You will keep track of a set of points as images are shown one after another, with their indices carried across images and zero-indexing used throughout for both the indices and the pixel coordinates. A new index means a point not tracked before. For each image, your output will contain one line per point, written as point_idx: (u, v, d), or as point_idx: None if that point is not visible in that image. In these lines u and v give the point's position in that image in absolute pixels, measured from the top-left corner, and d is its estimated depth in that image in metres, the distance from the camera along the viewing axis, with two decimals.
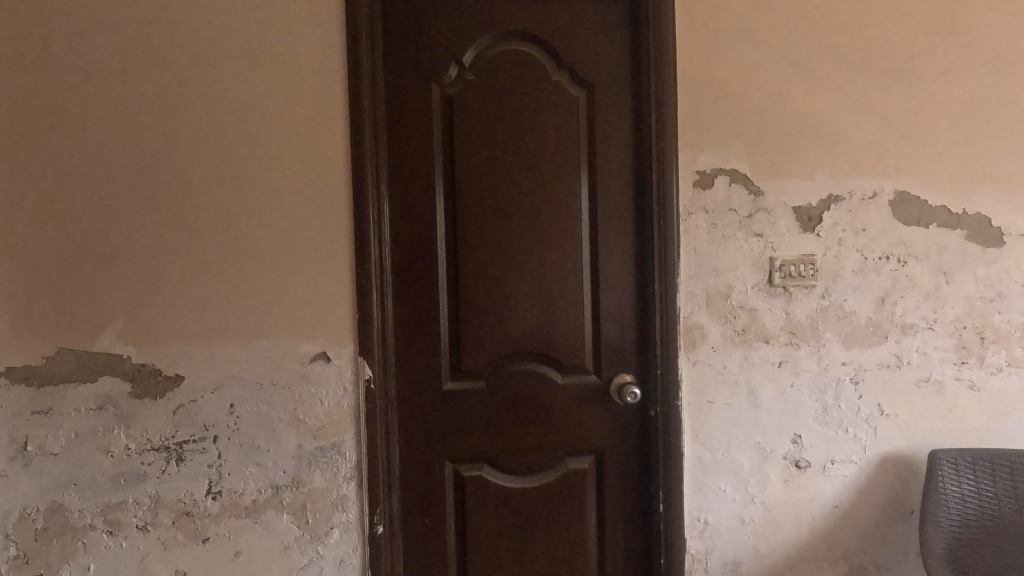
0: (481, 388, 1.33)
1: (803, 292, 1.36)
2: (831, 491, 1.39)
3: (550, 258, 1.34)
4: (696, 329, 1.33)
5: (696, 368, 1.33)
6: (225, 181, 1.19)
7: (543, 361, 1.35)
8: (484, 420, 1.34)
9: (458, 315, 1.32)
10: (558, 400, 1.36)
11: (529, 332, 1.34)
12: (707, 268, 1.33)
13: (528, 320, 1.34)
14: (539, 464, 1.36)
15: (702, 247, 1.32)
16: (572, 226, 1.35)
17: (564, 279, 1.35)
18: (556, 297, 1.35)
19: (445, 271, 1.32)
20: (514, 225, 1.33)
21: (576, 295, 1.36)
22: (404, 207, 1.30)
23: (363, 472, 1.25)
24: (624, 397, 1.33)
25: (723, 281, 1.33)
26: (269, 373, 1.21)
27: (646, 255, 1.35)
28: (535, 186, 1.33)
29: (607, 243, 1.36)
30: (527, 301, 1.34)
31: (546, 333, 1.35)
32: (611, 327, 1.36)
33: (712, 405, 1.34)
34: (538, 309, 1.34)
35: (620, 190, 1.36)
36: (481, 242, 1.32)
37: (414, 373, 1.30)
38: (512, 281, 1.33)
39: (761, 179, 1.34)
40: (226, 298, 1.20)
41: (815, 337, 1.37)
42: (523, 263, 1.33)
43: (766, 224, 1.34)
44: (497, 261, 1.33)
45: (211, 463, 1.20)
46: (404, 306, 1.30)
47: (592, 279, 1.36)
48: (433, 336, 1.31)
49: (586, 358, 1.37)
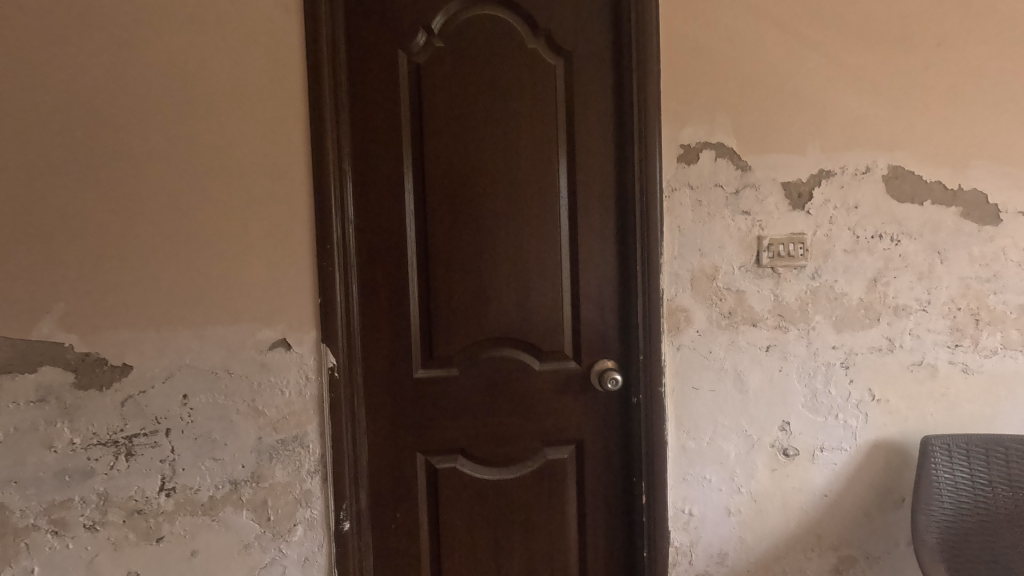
0: (454, 376, 1.26)
1: (793, 273, 1.30)
2: (820, 480, 1.34)
3: (527, 239, 1.27)
4: (681, 312, 1.26)
5: (680, 353, 1.26)
6: (174, 156, 1.10)
7: (520, 347, 1.28)
8: (458, 409, 1.27)
9: (428, 300, 1.25)
10: (537, 388, 1.29)
11: (505, 317, 1.27)
12: (692, 249, 1.26)
13: (504, 305, 1.27)
14: (516, 455, 1.29)
15: (686, 226, 1.25)
16: (549, 206, 1.27)
17: (541, 261, 1.28)
18: (533, 280, 1.28)
19: (415, 254, 1.24)
20: (487, 203, 1.25)
21: (554, 277, 1.28)
22: (370, 184, 1.21)
23: (328, 466, 1.18)
24: (605, 384, 1.27)
25: (708, 262, 1.26)
26: (224, 362, 1.13)
27: (628, 235, 1.28)
28: (509, 163, 1.25)
29: (587, 223, 1.28)
30: (502, 285, 1.27)
31: (522, 319, 1.28)
32: (591, 311, 1.29)
33: (697, 391, 1.28)
34: (515, 293, 1.27)
35: (600, 166, 1.28)
36: (452, 222, 1.24)
37: (383, 361, 1.23)
38: (486, 263, 1.26)
39: (748, 153, 1.27)
40: (176, 282, 1.11)
41: (805, 320, 1.31)
42: (498, 244, 1.26)
43: (753, 201, 1.27)
44: (470, 242, 1.25)
45: (163, 458, 1.12)
46: (371, 290, 1.22)
47: (571, 261, 1.29)
48: (402, 322, 1.24)
49: (565, 345, 1.30)
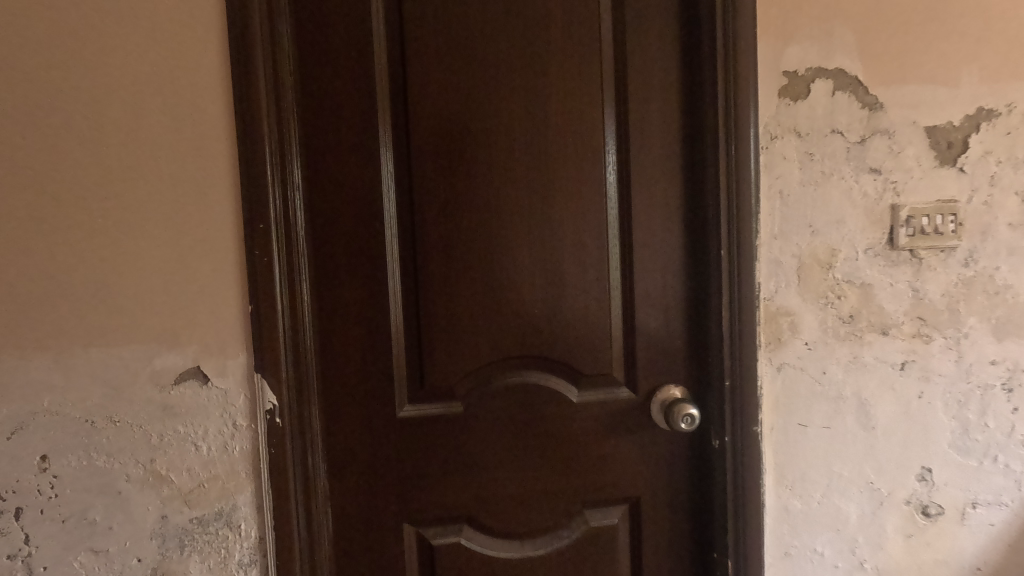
0: (457, 413, 0.88)
1: (939, 257, 0.90)
2: (971, 549, 0.95)
3: (560, 217, 0.88)
4: (783, 317, 0.88)
5: (781, 375, 0.88)
6: (9, 86, 0.70)
7: (551, 372, 0.90)
8: (464, 460, 0.89)
9: (418, 305, 0.86)
10: (574, 428, 0.91)
11: (529, 328, 0.89)
12: (799, 225, 0.87)
13: (528, 310, 0.89)
14: (546, 522, 0.91)
15: (790, 194, 0.86)
16: (591, 167, 0.88)
17: (581, 248, 0.89)
18: (568, 274, 0.89)
19: (398, 238, 0.85)
20: (502, 161, 0.86)
21: (598, 269, 0.90)
22: (328, 135, 0.82)
23: (269, 556, 0.78)
24: (674, 422, 0.88)
25: (822, 245, 0.88)
26: (106, 405, 0.74)
27: (706, 206, 0.88)
28: (534, 104, 0.86)
29: (646, 193, 0.89)
30: (525, 282, 0.88)
31: (554, 330, 0.90)
32: (651, 315, 0.91)
33: (805, 429, 0.90)
34: (543, 292, 0.89)
35: (664, 108, 0.88)
36: (451, 191, 0.85)
37: (353, 395, 0.84)
38: (500, 250, 0.87)
39: (880, 85, 0.87)
40: (21, 285, 0.72)
41: (954, 326, 0.92)
42: (518, 224, 0.87)
43: (886, 155, 0.88)
44: (477, 220, 0.86)
45: (12, 553, 0.73)
46: (334, 292, 0.83)
47: (622, 246, 0.91)
48: (381, 337, 0.85)
49: (614, 365, 0.92)
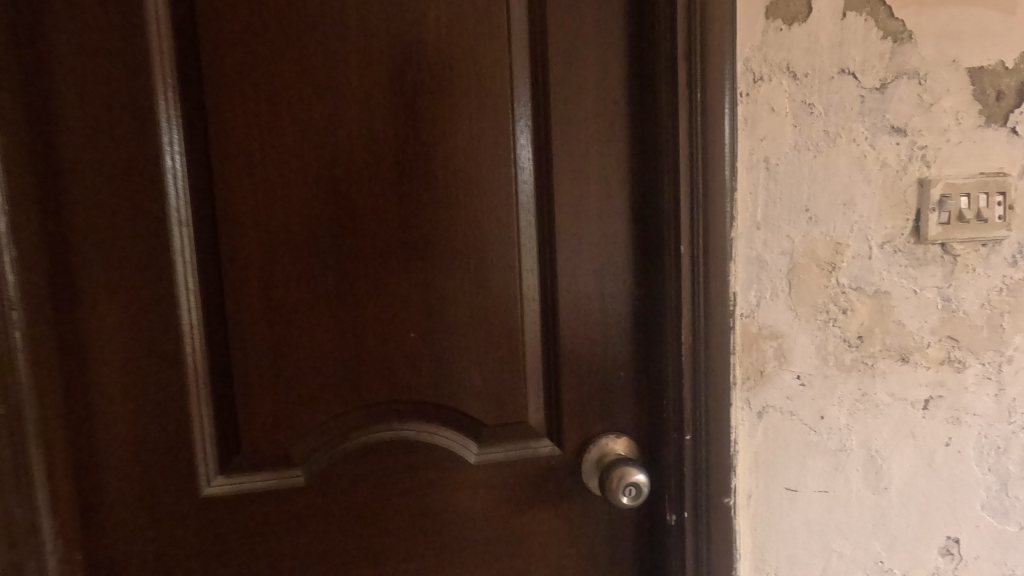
0: (296, 485, 0.61)
1: (981, 254, 0.65)
2: None
3: (446, 201, 0.61)
4: (768, 341, 0.61)
5: (764, 422, 0.62)
6: None
7: (438, 423, 0.63)
8: (310, 549, 0.62)
9: (233, 332, 0.58)
10: (472, 500, 0.64)
11: (403, 361, 0.61)
12: (791, 209, 0.60)
13: (401, 335, 0.61)
14: None
15: (780, 163, 0.59)
16: (491, 130, 0.61)
17: (479, 245, 0.62)
18: (460, 283, 0.62)
19: (198, 234, 0.57)
20: (351, 115, 0.58)
21: (505, 273, 0.63)
22: (77, 79, 0.54)
23: None
24: (614, 496, 0.61)
25: (823, 238, 0.61)
26: None
27: (659, 181, 0.61)
28: (402, 34, 0.58)
29: (572, 165, 0.62)
30: (395, 295, 0.61)
31: (441, 362, 0.62)
32: (581, 336, 0.64)
33: (795, 496, 0.64)
34: (421, 307, 0.61)
35: (597, 39, 0.61)
36: (271, 158, 0.57)
37: (136, 465, 0.58)
38: (352, 247, 0.59)
39: (908, 6, 0.60)
40: None
41: (996, 347, 0.67)
42: (381, 211, 0.59)
43: (914, 109, 0.61)
44: (321, 207, 0.59)
45: None
46: (99, 317, 0.56)
47: (539, 241, 0.63)
48: (169, 379, 0.57)
49: (530, 409, 0.65)
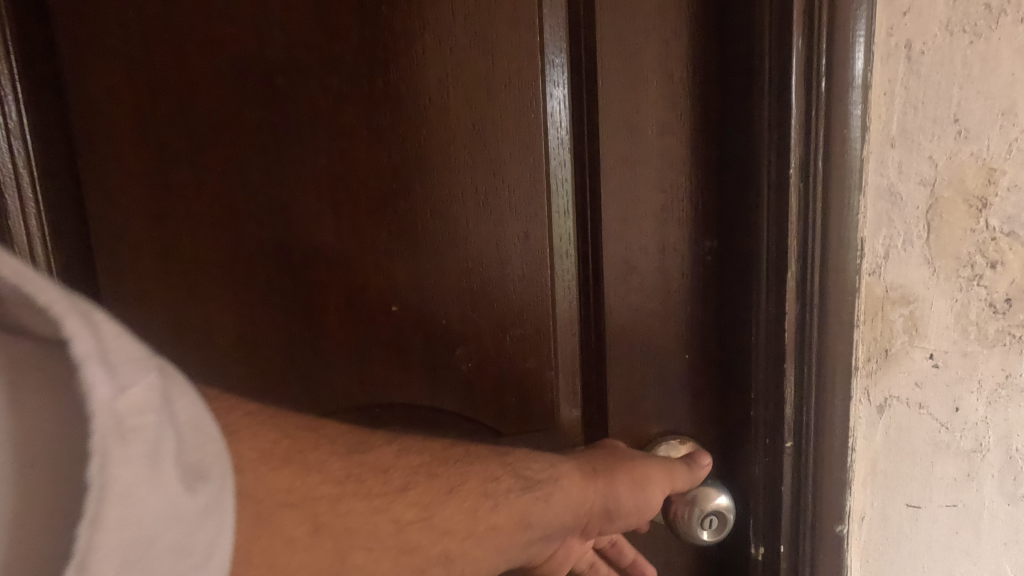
0: None
1: None
2: None
3: (438, 115, 0.42)
4: (897, 308, 0.44)
5: (887, 417, 0.46)
6: None
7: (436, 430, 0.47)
8: None
9: (159, 305, 0.47)
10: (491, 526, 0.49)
11: (384, 341, 0.46)
12: (934, 118, 0.42)
13: (379, 309, 0.45)
14: None
15: (927, 51, 0.41)
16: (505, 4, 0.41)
17: (487, 178, 0.43)
18: (461, 234, 0.43)
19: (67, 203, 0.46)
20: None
21: (529, 216, 0.44)
22: None
23: None
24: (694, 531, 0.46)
25: (976, 161, 0.43)
26: None
27: (748, 82, 0.41)
28: None
29: (623, 55, 0.42)
30: (368, 254, 0.44)
31: (437, 346, 0.45)
32: (633, 308, 0.46)
33: (919, 515, 0.48)
34: (404, 267, 0.44)
35: None
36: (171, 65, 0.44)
37: None
38: (297, 183, 0.44)
39: None
40: None
41: None
42: (346, 139, 0.43)
43: None
44: (249, 129, 0.44)
45: None
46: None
47: (573, 172, 0.44)
48: None
49: (565, 407, 0.48)
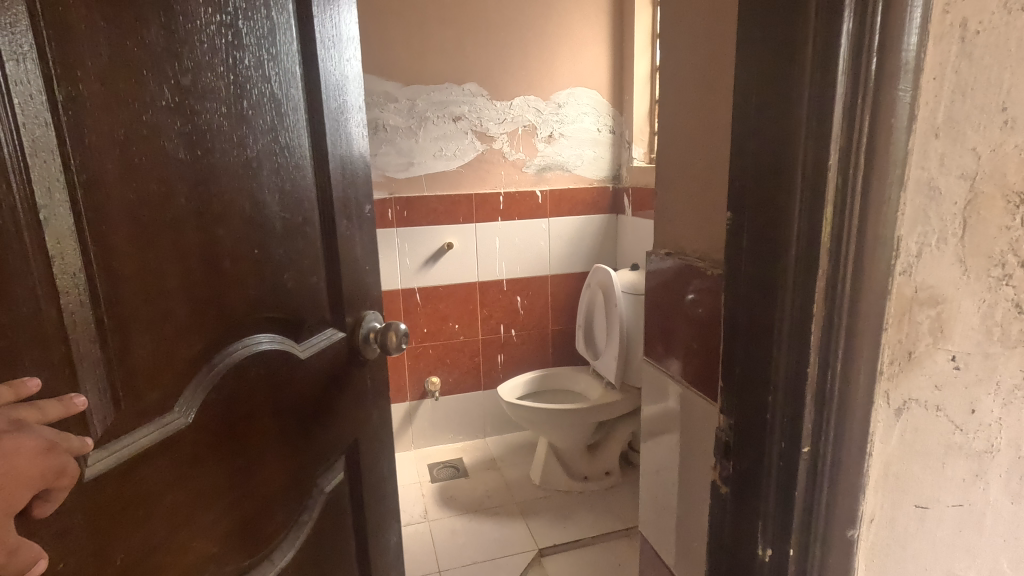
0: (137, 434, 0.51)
1: None
2: None
3: (227, 85, 0.59)
4: (925, 310, 0.42)
5: (904, 421, 0.44)
6: None
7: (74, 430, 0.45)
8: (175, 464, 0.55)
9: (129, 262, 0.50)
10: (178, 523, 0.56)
11: (146, 267, 0.51)
12: (983, 107, 0.38)
13: (164, 231, 0.53)
14: (258, 486, 0.67)
15: (982, 31, 0.37)
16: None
17: (240, 136, 0.61)
18: (227, 164, 0.59)
19: (27, 105, 0.41)
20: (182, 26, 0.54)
21: (301, 143, 0.70)
22: None
23: None
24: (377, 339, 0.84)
25: (1019, 154, 0.39)
26: None
27: (792, 73, 0.40)
28: None
29: None
30: (144, 173, 0.50)
31: (198, 250, 0.56)
32: (352, 196, 0.79)
33: (927, 512, 0.47)
34: (267, 189, 0.65)
35: None
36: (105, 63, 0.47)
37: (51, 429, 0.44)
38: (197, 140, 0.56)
39: None
40: None
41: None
42: (136, 72, 0.49)
43: None
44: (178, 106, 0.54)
45: None
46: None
47: (287, 131, 0.67)
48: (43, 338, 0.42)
49: (282, 309, 0.68)
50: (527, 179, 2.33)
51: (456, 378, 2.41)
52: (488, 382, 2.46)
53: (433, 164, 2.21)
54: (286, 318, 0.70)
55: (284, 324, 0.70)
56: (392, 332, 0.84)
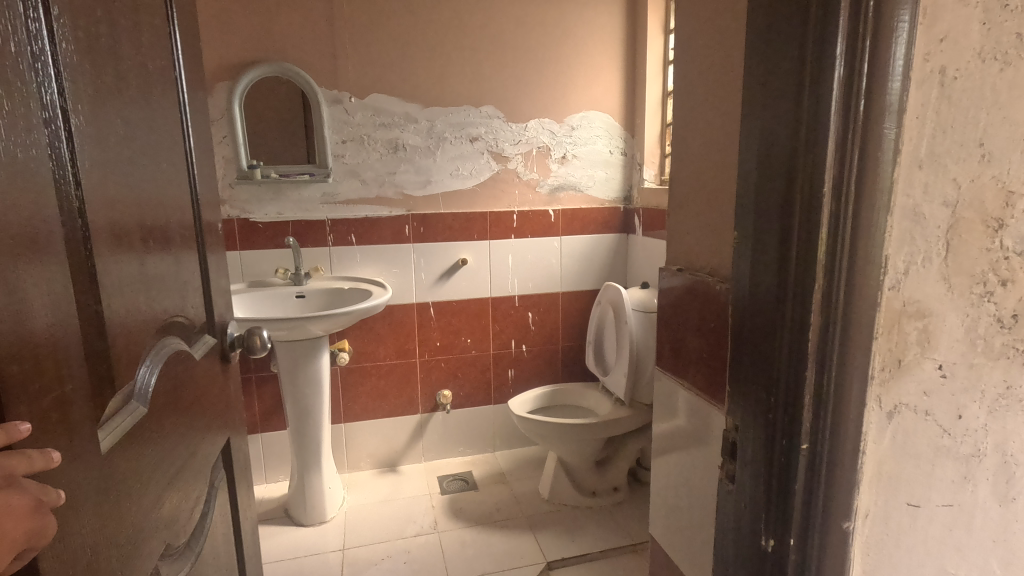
0: (116, 423, 0.54)
1: None
2: None
3: (149, 121, 0.65)
4: (912, 322, 0.47)
5: (895, 424, 0.49)
6: None
7: (75, 442, 0.47)
8: (140, 453, 0.58)
9: (117, 276, 0.55)
10: (142, 514, 0.58)
11: (124, 281, 0.57)
12: (961, 142, 0.43)
13: (129, 251, 0.58)
14: (181, 484, 0.69)
15: (959, 77, 0.42)
16: (151, 21, 0.67)
17: (151, 155, 0.65)
18: (149, 182, 0.64)
19: (55, 141, 0.47)
20: (126, 72, 0.60)
21: (186, 169, 0.76)
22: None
23: None
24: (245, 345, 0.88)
25: (996, 184, 0.44)
26: None
27: (791, 112, 0.45)
28: None
29: None
30: (115, 199, 0.56)
31: (142, 263, 0.61)
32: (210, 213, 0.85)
33: (919, 511, 0.51)
34: (176, 210, 0.71)
35: None
36: (92, 107, 0.53)
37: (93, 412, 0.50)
38: (137, 170, 0.61)
39: None
40: None
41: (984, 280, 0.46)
42: (95, 99, 0.54)
43: None
44: (126, 141, 0.59)
45: None
46: (8, 284, 0.40)
47: (170, 149, 0.70)
48: (81, 335, 0.49)
49: (183, 315, 0.72)
50: (540, 199, 2.40)
51: (468, 393, 2.45)
52: (498, 396, 2.50)
53: (449, 183, 2.28)
54: (187, 323, 0.74)
55: (189, 328, 0.74)
56: (256, 335, 0.88)
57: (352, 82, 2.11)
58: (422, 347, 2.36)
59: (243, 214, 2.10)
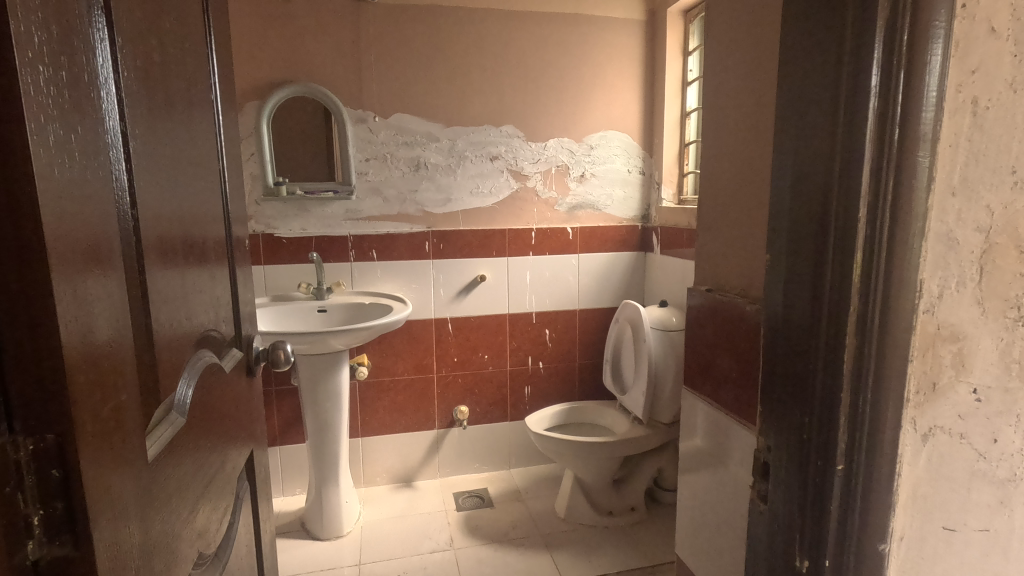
0: (159, 433, 0.55)
1: None
2: None
3: (193, 144, 0.67)
4: (947, 346, 0.47)
5: (929, 447, 0.49)
6: None
7: (132, 448, 0.48)
8: (180, 459, 0.59)
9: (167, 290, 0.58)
10: (180, 522, 0.59)
11: (171, 295, 0.59)
12: (994, 170, 0.45)
13: (175, 266, 0.61)
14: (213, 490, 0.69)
15: (991, 107, 0.44)
16: (192, 46, 0.69)
17: (194, 177, 0.67)
18: (192, 201, 0.67)
19: (119, 166, 0.49)
20: (174, 95, 0.63)
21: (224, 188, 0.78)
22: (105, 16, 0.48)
23: None
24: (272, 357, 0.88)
25: None
26: None
27: (826, 140, 0.46)
28: None
29: None
30: (165, 217, 0.59)
31: (186, 277, 0.63)
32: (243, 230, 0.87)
33: (953, 535, 0.51)
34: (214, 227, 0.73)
35: None
36: (150, 131, 0.56)
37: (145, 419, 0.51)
38: (183, 189, 0.64)
39: None
40: None
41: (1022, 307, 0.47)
42: (150, 122, 0.56)
43: None
44: (174, 162, 0.62)
45: None
46: (82, 298, 0.42)
47: (208, 170, 0.72)
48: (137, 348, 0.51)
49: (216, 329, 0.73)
50: (559, 217, 2.42)
51: (484, 409, 2.46)
52: (514, 413, 2.50)
53: (469, 201, 2.32)
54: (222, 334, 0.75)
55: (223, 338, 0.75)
56: (280, 348, 0.88)
57: (377, 102, 2.17)
58: (439, 362, 2.38)
59: (267, 229, 2.15)
